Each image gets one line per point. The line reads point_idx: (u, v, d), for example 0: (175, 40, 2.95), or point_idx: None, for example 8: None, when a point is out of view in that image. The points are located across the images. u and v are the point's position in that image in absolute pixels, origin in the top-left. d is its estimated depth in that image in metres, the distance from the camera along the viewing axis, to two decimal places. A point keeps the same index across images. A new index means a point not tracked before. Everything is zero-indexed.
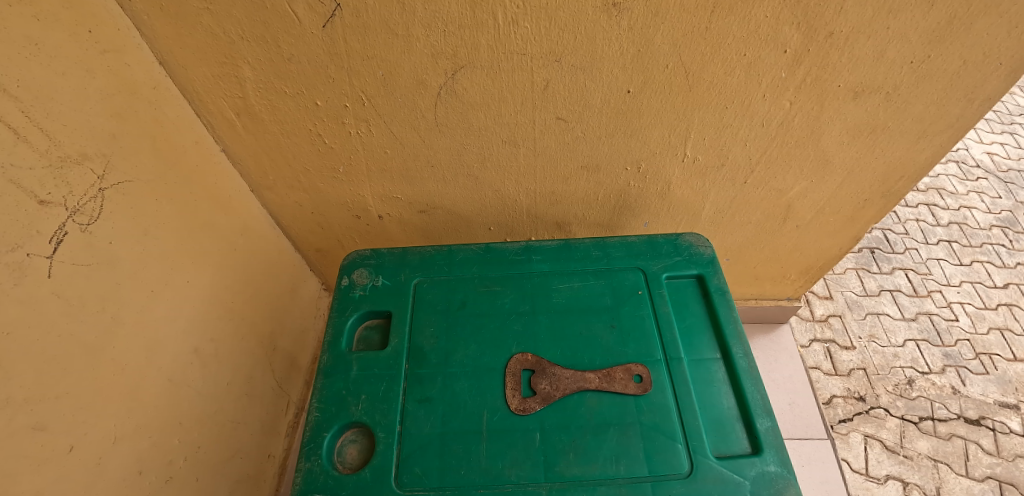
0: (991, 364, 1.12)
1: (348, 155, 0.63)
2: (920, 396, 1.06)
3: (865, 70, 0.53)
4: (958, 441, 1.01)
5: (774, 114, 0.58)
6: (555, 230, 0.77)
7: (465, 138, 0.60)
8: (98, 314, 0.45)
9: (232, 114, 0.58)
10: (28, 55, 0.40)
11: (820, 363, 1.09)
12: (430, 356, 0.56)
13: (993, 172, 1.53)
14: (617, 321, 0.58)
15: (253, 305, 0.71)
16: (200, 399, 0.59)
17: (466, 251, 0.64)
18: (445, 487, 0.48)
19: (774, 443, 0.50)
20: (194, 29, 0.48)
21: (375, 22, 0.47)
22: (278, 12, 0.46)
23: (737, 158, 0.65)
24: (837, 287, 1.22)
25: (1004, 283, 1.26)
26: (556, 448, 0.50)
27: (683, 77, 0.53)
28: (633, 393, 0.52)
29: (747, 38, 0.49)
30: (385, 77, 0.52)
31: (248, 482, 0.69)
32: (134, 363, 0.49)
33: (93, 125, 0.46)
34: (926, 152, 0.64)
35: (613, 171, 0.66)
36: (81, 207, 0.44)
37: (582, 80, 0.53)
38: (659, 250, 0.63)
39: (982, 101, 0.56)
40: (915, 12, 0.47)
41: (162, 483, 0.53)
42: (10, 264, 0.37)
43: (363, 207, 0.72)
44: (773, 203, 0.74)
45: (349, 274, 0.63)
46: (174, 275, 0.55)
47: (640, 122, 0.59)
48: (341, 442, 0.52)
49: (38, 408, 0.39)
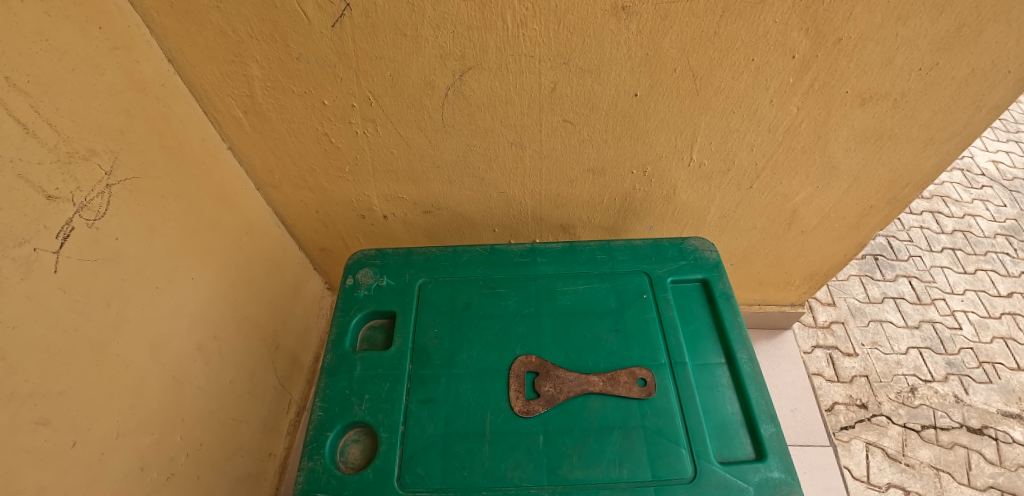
0: (994, 374, 1.11)
1: (355, 154, 0.63)
2: (922, 405, 1.05)
3: (873, 76, 0.53)
4: (961, 450, 1.00)
5: (781, 119, 0.58)
6: (559, 232, 0.77)
7: (471, 139, 0.60)
8: (103, 310, 0.45)
9: (239, 113, 0.58)
10: (38, 51, 0.40)
11: (822, 369, 1.09)
12: (434, 356, 0.56)
13: (998, 180, 1.53)
14: (621, 325, 0.58)
15: (256, 302, 0.71)
16: (202, 396, 0.59)
17: (472, 252, 0.64)
18: (447, 487, 0.48)
19: (777, 449, 0.50)
20: (203, 28, 0.48)
21: (384, 23, 0.47)
22: (287, 11, 0.46)
23: (743, 162, 0.65)
24: (840, 294, 1.22)
25: (1008, 291, 1.25)
26: (559, 451, 0.49)
27: (690, 81, 0.53)
28: (637, 397, 0.52)
29: (756, 43, 0.49)
30: (393, 77, 0.53)
31: (248, 481, 0.69)
32: (139, 360, 0.49)
33: (101, 122, 0.46)
34: (932, 160, 0.64)
35: (618, 175, 0.66)
36: (88, 203, 0.44)
37: (589, 83, 0.53)
38: (665, 254, 0.63)
39: (989, 108, 0.56)
40: (925, 19, 0.47)
41: (162, 481, 0.52)
42: (16, 258, 0.38)
43: (368, 207, 0.72)
44: (778, 208, 0.74)
45: (354, 274, 0.63)
46: (179, 272, 0.55)
47: (646, 125, 0.59)
48: (342, 442, 0.52)
49: (41, 403, 0.39)
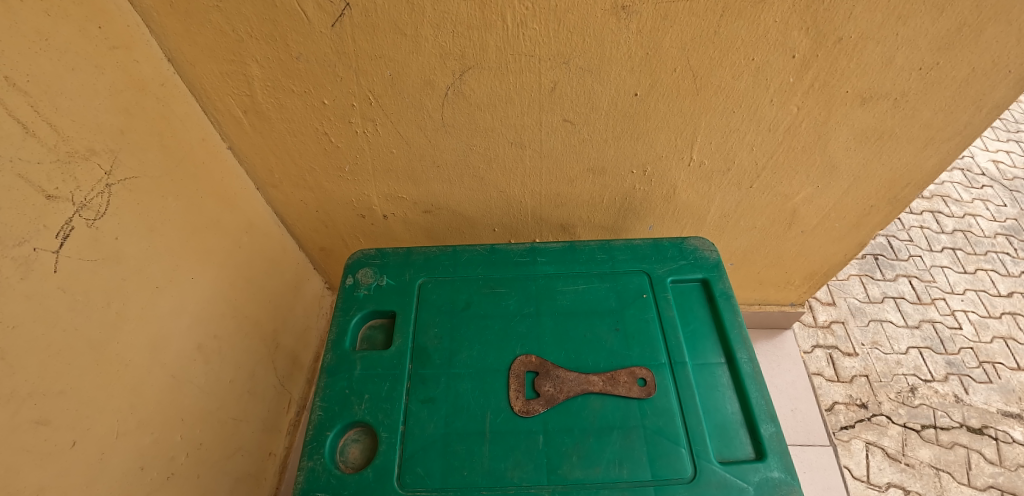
0: (995, 373, 1.11)
1: (355, 154, 0.63)
2: (922, 404, 1.05)
3: (873, 76, 0.53)
4: (961, 450, 1.00)
5: (781, 119, 0.58)
6: (559, 231, 0.77)
7: (472, 139, 0.60)
8: (102, 310, 0.45)
9: (239, 112, 0.58)
10: (37, 50, 0.40)
11: (822, 369, 1.09)
12: (434, 356, 0.56)
13: (999, 179, 1.53)
14: (621, 324, 0.58)
15: (256, 302, 0.71)
16: (202, 395, 0.59)
17: (472, 252, 0.64)
18: (447, 487, 0.48)
19: (777, 449, 0.50)
20: (203, 27, 0.48)
21: (384, 22, 0.47)
22: (287, 10, 0.46)
23: (743, 162, 0.65)
24: (840, 293, 1.22)
25: (1008, 291, 1.25)
26: (559, 451, 0.49)
27: (691, 81, 0.53)
28: (636, 397, 0.52)
29: (756, 42, 0.49)
30: (393, 77, 0.52)
31: (248, 481, 0.69)
32: (138, 360, 0.49)
33: (101, 121, 0.46)
34: (932, 160, 0.64)
35: (619, 174, 0.66)
36: (88, 202, 0.44)
37: (589, 83, 0.53)
38: (665, 254, 0.63)
39: (990, 108, 0.56)
40: (925, 19, 0.47)
41: (162, 480, 0.52)
42: (16, 257, 0.38)
43: (368, 207, 0.72)
44: (778, 208, 0.73)
45: (353, 273, 0.63)
46: (179, 272, 0.55)
47: (647, 125, 0.59)
48: (342, 442, 0.52)
49: (41, 402, 0.39)
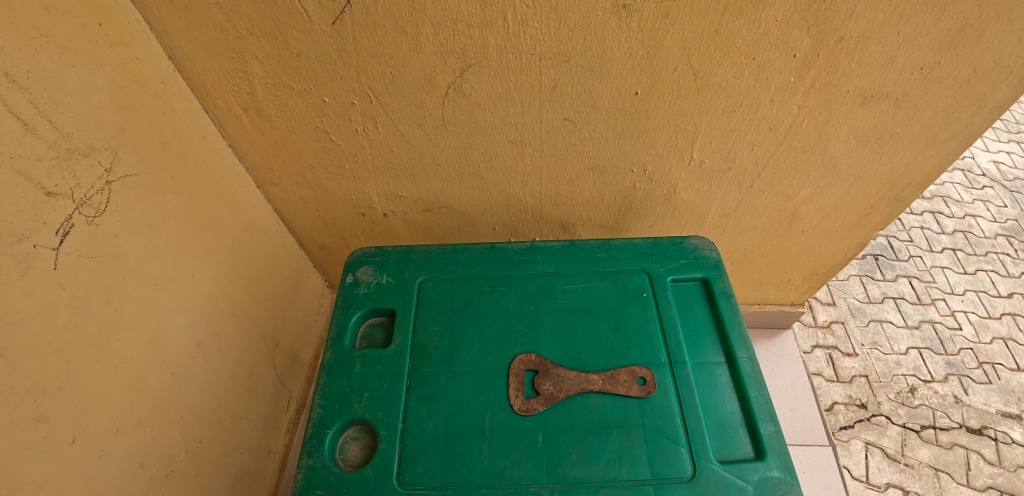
0: (994, 374, 1.11)
1: (355, 151, 0.63)
2: (921, 405, 1.05)
3: (874, 75, 0.52)
4: (960, 450, 1.00)
5: (782, 118, 0.58)
6: (559, 230, 0.77)
7: (472, 137, 0.60)
8: (102, 307, 0.45)
9: (239, 110, 0.58)
10: (38, 47, 0.40)
11: (822, 368, 1.09)
12: (434, 354, 0.56)
13: (999, 180, 1.52)
14: (621, 323, 0.57)
15: (256, 299, 0.71)
16: (201, 392, 0.59)
17: (472, 251, 0.64)
18: (446, 486, 0.48)
19: (776, 449, 0.50)
20: (203, 24, 0.48)
21: (385, 20, 0.47)
22: (287, 8, 0.46)
23: (744, 161, 0.65)
24: (840, 294, 1.22)
25: (1008, 292, 1.25)
26: (558, 450, 0.49)
27: (691, 80, 0.53)
28: (636, 396, 0.52)
29: (758, 41, 0.49)
30: (393, 75, 0.52)
31: (248, 478, 0.69)
32: (138, 357, 0.49)
33: (102, 118, 0.46)
34: (933, 160, 0.64)
35: (619, 173, 0.66)
36: (87, 199, 0.44)
37: (590, 81, 0.53)
38: (665, 253, 0.63)
39: (991, 108, 0.56)
40: (926, 18, 0.47)
41: (162, 478, 0.52)
42: (15, 254, 0.38)
43: (368, 205, 0.72)
44: (779, 208, 0.73)
45: (354, 271, 0.63)
46: (179, 270, 0.55)
47: (647, 124, 0.58)
48: (342, 440, 0.52)
49: (41, 399, 0.39)
